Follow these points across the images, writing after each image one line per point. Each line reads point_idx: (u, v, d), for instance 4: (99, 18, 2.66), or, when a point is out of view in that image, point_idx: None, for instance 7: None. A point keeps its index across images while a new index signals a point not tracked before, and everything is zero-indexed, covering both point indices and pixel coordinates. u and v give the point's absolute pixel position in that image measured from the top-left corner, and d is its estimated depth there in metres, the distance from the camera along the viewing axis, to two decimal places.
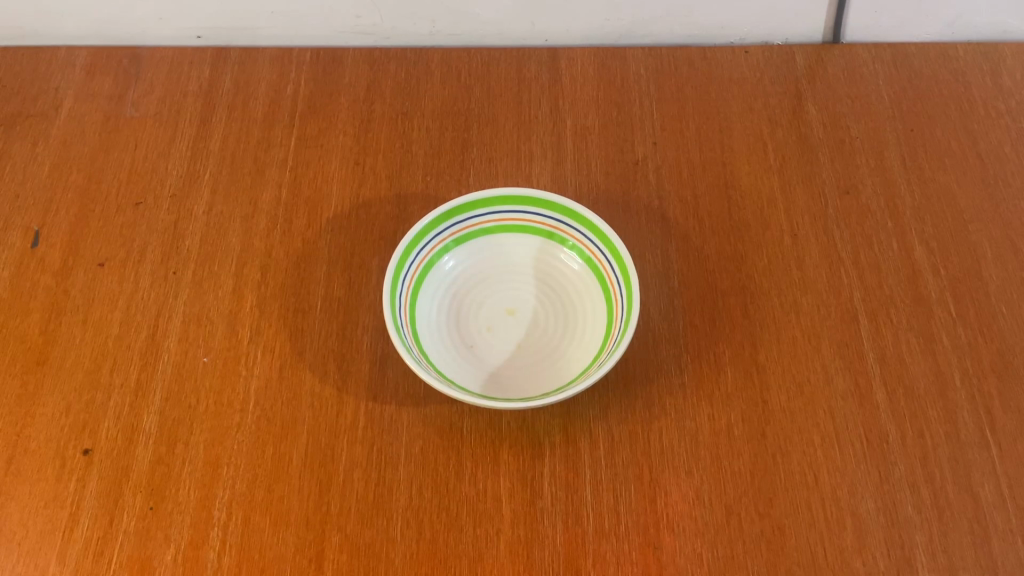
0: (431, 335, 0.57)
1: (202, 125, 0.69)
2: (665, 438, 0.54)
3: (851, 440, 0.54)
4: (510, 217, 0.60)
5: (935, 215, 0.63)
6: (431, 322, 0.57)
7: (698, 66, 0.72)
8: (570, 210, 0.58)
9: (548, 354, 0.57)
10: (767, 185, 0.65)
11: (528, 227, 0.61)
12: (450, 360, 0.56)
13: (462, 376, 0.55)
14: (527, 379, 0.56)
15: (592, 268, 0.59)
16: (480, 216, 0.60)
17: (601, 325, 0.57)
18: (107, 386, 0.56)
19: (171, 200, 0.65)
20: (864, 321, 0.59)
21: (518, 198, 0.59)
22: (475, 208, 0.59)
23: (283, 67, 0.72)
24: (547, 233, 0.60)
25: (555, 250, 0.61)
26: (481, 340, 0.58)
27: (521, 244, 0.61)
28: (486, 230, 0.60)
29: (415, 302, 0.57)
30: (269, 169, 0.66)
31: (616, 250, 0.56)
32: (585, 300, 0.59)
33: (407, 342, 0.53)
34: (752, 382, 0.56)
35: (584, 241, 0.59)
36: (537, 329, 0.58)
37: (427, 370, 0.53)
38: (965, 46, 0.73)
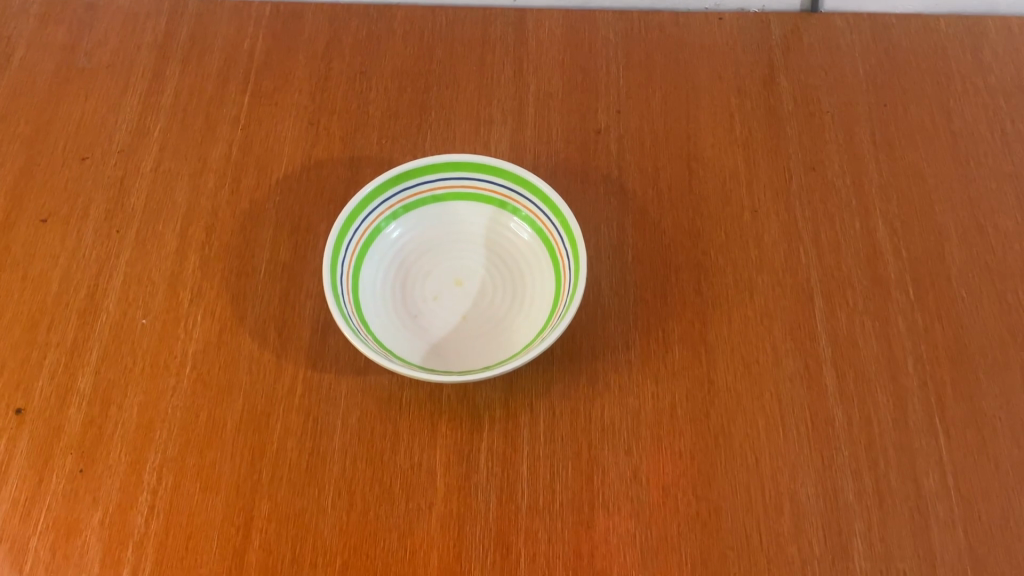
0: (374, 304, 0.55)
1: (155, 79, 0.67)
2: (606, 416, 0.53)
3: (795, 423, 0.53)
4: (461, 185, 0.59)
5: (901, 194, 0.62)
6: (375, 291, 0.56)
7: (669, 32, 0.70)
8: (521, 178, 0.57)
9: (493, 327, 0.56)
10: (731, 158, 0.63)
11: (479, 195, 0.59)
12: (391, 331, 0.55)
13: (404, 348, 0.54)
14: (470, 352, 0.55)
15: (543, 239, 0.57)
16: (430, 183, 0.58)
17: (548, 298, 0.56)
18: (44, 344, 0.56)
19: (119, 155, 0.63)
20: (819, 302, 0.57)
21: (468, 164, 0.57)
22: (425, 174, 0.58)
23: (242, 20, 0.70)
24: (500, 202, 0.59)
25: (507, 220, 0.59)
26: (426, 312, 0.56)
27: (472, 213, 0.59)
28: (436, 197, 0.59)
29: (359, 270, 0.56)
30: (221, 126, 0.64)
31: (565, 221, 0.54)
32: (534, 273, 0.57)
33: (346, 312, 0.52)
34: (699, 361, 0.55)
35: (535, 211, 0.57)
36: (484, 302, 0.57)
37: (364, 341, 0.52)
38: (949, 19, 0.70)
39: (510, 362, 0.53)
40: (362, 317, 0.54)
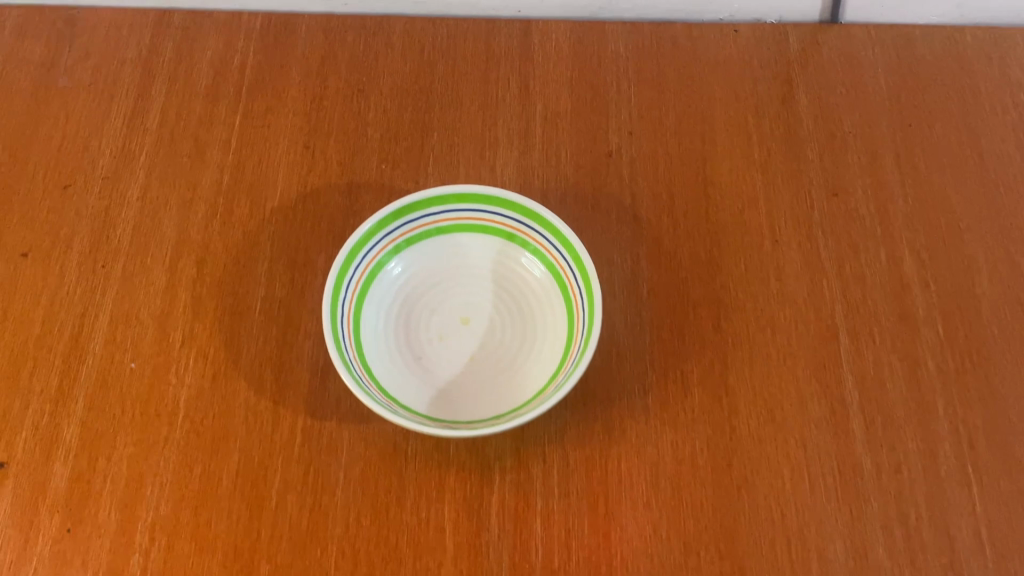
0: (376, 346, 0.52)
1: (140, 99, 0.63)
2: (623, 466, 0.51)
3: (822, 473, 0.51)
4: (467, 217, 0.55)
5: (929, 222, 0.59)
6: (378, 332, 0.53)
7: (682, 45, 0.66)
8: (532, 211, 0.53)
9: (504, 369, 0.53)
10: (748, 184, 0.60)
11: (486, 227, 0.56)
12: (395, 376, 0.52)
13: (409, 394, 0.51)
14: (479, 397, 0.52)
15: (554, 275, 0.54)
16: (435, 215, 0.55)
17: (561, 338, 0.52)
18: (27, 392, 0.52)
19: (103, 182, 0.59)
20: (845, 340, 0.55)
21: (473, 196, 0.54)
22: (428, 206, 0.54)
23: (232, 33, 0.66)
24: (508, 234, 0.56)
25: (515, 253, 0.56)
26: (432, 353, 0.53)
27: (479, 246, 0.56)
28: (441, 229, 0.56)
29: (360, 310, 0.52)
30: (211, 151, 0.61)
31: (579, 258, 0.51)
32: (546, 310, 0.54)
33: (348, 359, 0.49)
34: (720, 406, 0.53)
35: (546, 245, 0.54)
36: (493, 341, 0.54)
37: (367, 390, 0.48)
38: (975, 30, 0.67)
39: (522, 409, 0.50)
40: (365, 362, 0.51)
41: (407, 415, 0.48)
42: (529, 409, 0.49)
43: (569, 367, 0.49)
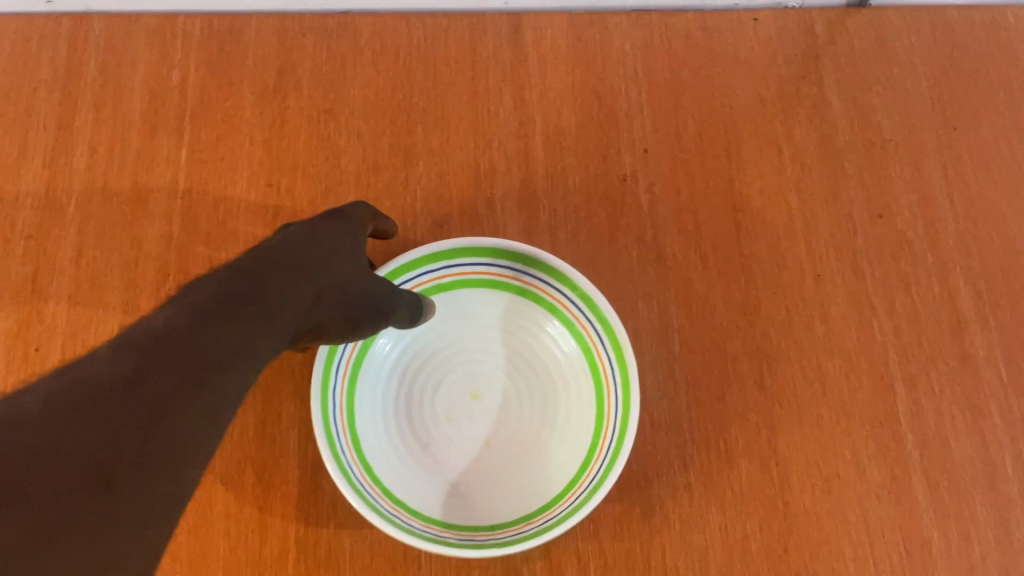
0: (375, 436, 0.44)
1: (62, 133, 0.53)
2: (669, 559, 0.45)
3: (887, 552, 0.46)
4: (471, 270, 0.47)
5: (982, 244, 0.53)
6: (376, 418, 0.45)
7: (696, 40, 0.57)
8: (550, 266, 0.46)
9: (525, 452, 0.45)
10: (783, 208, 0.53)
11: (494, 281, 0.48)
12: (400, 471, 0.44)
13: (418, 494, 0.44)
14: (498, 492, 0.44)
15: (576, 336, 0.47)
16: (435, 271, 0.47)
17: (589, 413, 0.46)
18: None
19: (27, 243, 0.50)
20: (901, 391, 0.49)
21: (479, 248, 0.46)
22: (426, 263, 0.46)
23: (166, 43, 0.55)
24: (520, 288, 0.48)
25: (529, 310, 0.48)
26: (439, 439, 0.46)
27: (486, 302, 0.48)
28: (441, 286, 0.48)
29: (354, 395, 0.44)
30: (155, 195, 0.51)
31: (609, 322, 0.44)
32: (569, 378, 0.47)
33: (348, 465, 0.41)
34: (772, 479, 0.46)
35: (566, 303, 0.47)
36: (510, 418, 0.46)
37: (374, 503, 0.41)
38: (1016, 10, 0.60)
39: (555, 508, 0.43)
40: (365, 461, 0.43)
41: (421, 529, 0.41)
42: (565, 510, 0.42)
43: (606, 456, 0.42)
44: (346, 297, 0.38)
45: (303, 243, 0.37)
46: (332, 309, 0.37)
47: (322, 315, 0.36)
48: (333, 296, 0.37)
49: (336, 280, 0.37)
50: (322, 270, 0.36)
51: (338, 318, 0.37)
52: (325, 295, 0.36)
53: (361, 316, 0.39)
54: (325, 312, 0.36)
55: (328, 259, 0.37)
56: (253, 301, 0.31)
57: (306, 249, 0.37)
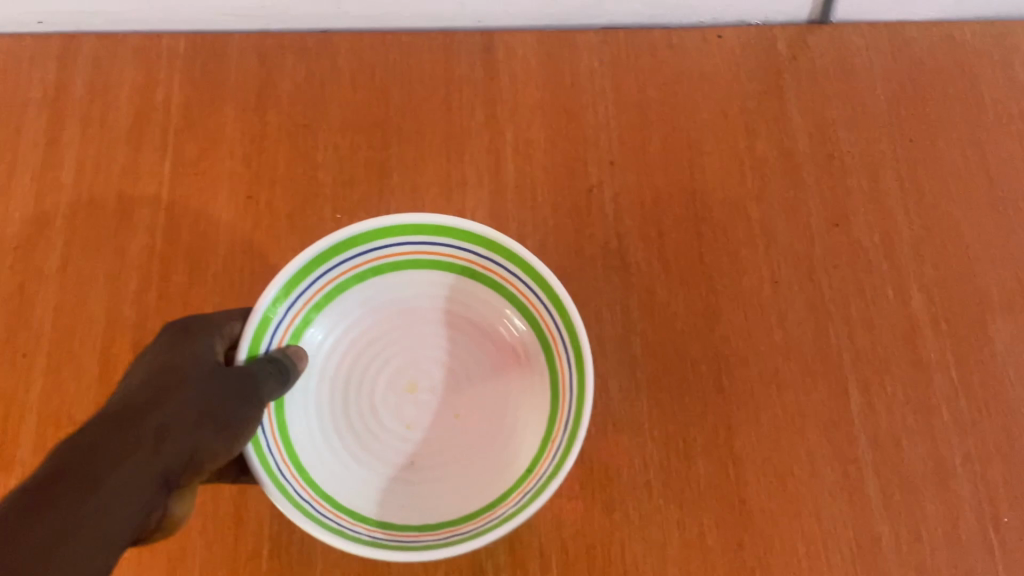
0: (359, 497, 0.44)
1: (51, 148, 0.55)
2: (628, 554, 0.47)
3: (839, 546, 0.47)
4: (315, 291, 0.45)
5: (937, 252, 0.54)
6: (350, 487, 0.44)
7: (663, 57, 0.60)
8: (383, 231, 0.44)
9: (494, 408, 0.46)
10: (744, 217, 0.55)
11: (343, 285, 0.46)
12: (411, 507, 0.44)
13: (434, 502, 0.44)
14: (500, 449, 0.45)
15: (460, 269, 0.47)
16: (294, 310, 0.44)
17: (524, 337, 0.47)
18: None
19: (16, 254, 0.52)
20: (856, 393, 0.51)
21: (308, 267, 0.43)
22: (274, 323, 0.42)
23: (151, 62, 0.58)
24: (368, 272, 0.47)
25: (386, 280, 0.47)
26: (416, 448, 0.46)
27: (347, 301, 0.47)
28: (301, 325, 0.45)
29: (313, 480, 0.43)
30: (140, 209, 0.53)
31: (476, 233, 0.45)
32: (491, 320, 0.48)
33: (365, 536, 0.40)
34: (728, 477, 0.48)
35: (415, 249, 0.46)
36: (455, 385, 0.47)
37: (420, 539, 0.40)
38: (974, 26, 0.61)
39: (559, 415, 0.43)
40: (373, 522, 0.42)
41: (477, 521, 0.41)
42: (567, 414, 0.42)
43: (564, 340, 0.43)
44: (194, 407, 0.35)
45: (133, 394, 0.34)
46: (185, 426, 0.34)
47: (171, 444, 0.33)
48: (172, 423, 0.33)
49: (168, 407, 0.34)
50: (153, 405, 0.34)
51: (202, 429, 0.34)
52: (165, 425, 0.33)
53: (234, 417, 0.36)
54: (173, 439, 0.33)
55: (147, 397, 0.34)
56: (61, 488, 0.28)
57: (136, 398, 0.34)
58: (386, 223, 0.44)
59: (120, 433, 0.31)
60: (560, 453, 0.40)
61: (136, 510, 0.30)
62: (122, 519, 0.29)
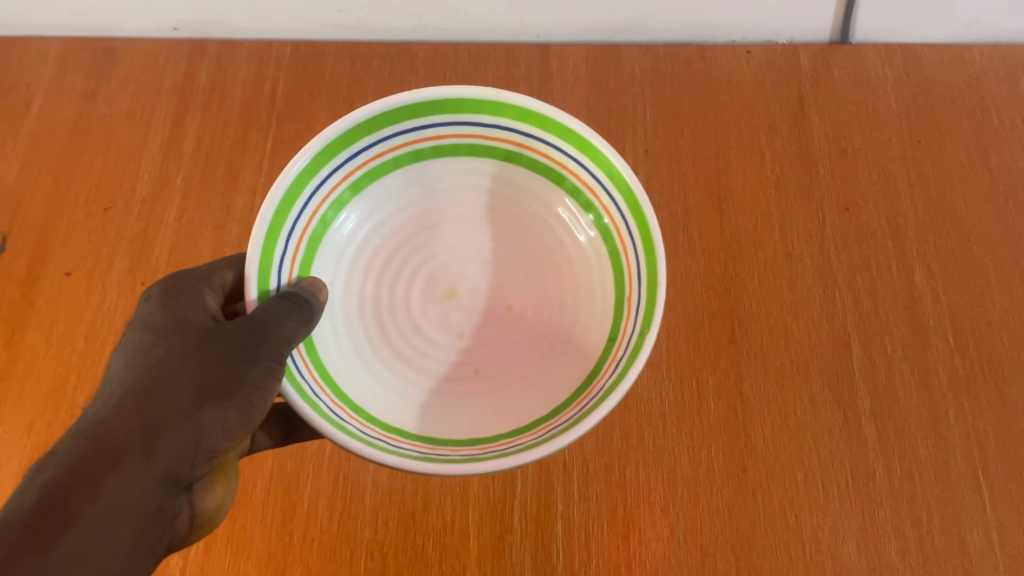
0: (428, 426, 0.42)
1: (176, 126, 0.66)
2: (642, 472, 0.53)
3: (836, 478, 0.52)
4: (309, 218, 0.44)
5: (940, 236, 0.60)
6: (413, 413, 0.43)
7: (697, 67, 0.68)
8: (401, 110, 0.44)
9: (549, 301, 0.47)
10: (763, 200, 0.62)
11: (368, 174, 0.46)
12: (491, 409, 0.43)
13: (508, 407, 0.43)
14: (572, 342, 0.45)
15: (466, 152, 0.47)
16: (315, 197, 0.43)
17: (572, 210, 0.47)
18: (71, 404, 0.55)
19: (142, 206, 0.62)
20: (857, 350, 0.56)
21: (325, 152, 0.43)
22: (275, 259, 0.41)
23: (262, 62, 0.69)
24: (395, 162, 0.47)
25: (417, 169, 0.48)
26: (475, 353, 0.46)
27: (379, 191, 0.47)
28: (325, 216, 0.45)
29: (373, 416, 0.41)
30: (244, 174, 0.64)
31: (471, 99, 0.44)
32: (532, 207, 0.48)
33: (461, 456, 0.38)
34: (736, 413, 0.54)
35: (437, 134, 0.46)
36: (508, 287, 0.47)
37: (516, 445, 0.39)
38: (983, 48, 0.68)
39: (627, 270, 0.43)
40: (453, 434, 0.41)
41: (575, 407, 0.40)
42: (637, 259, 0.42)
43: (616, 201, 0.44)
44: (189, 390, 0.39)
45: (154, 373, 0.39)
46: (180, 417, 0.39)
47: (164, 442, 0.38)
48: (184, 409, 0.39)
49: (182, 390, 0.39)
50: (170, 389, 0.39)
51: (201, 413, 0.39)
52: (161, 423, 0.38)
53: (240, 378, 0.39)
54: (165, 435, 0.38)
55: (141, 393, 0.39)
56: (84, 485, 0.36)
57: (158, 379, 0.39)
58: (366, 115, 0.43)
59: (130, 434, 0.38)
60: (644, 309, 0.40)
61: (143, 514, 0.37)
62: (129, 524, 0.37)
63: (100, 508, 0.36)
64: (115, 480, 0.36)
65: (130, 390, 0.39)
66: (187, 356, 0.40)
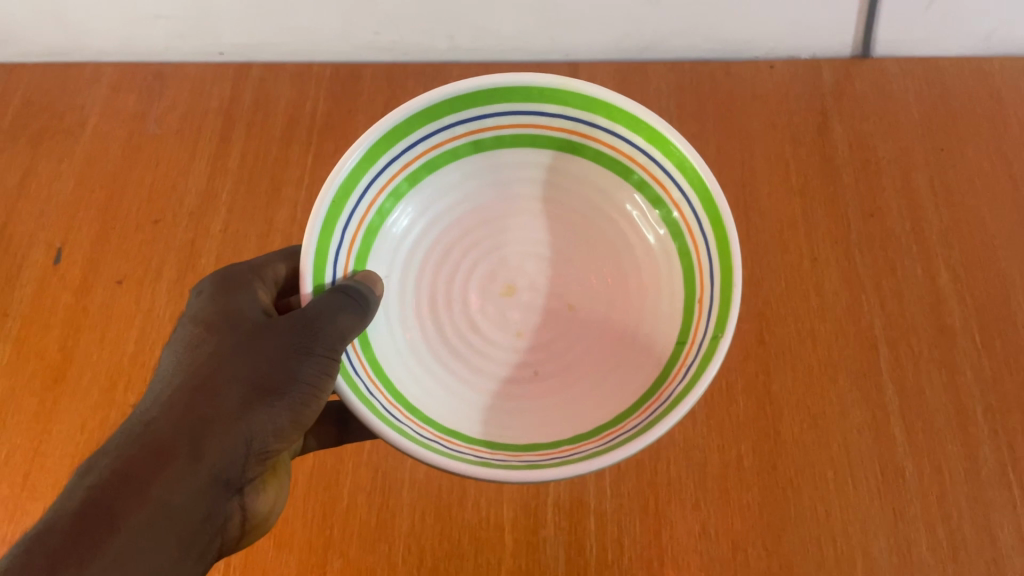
0: (488, 428, 0.43)
1: (222, 143, 0.69)
2: (673, 468, 0.54)
3: (865, 475, 0.53)
4: (366, 209, 0.45)
5: (964, 240, 0.61)
6: (471, 416, 0.44)
7: (721, 81, 0.70)
8: (462, 98, 0.45)
9: (610, 302, 0.48)
10: (788, 207, 0.63)
11: (428, 163, 0.48)
12: (551, 412, 0.44)
13: (571, 410, 0.44)
14: (635, 345, 0.46)
15: (529, 143, 0.49)
16: (371, 193, 0.45)
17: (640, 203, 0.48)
18: (122, 404, 0.57)
19: (189, 218, 0.65)
20: (884, 350, 0.57)
21: (382, 145, 0.44)
22: (330, 250, 0.42)
23: (304, 83, 0.72)
24: (454, 151, 0.48)
25: (478, 159, 0.49)
26: (535, 353, 0.47)
27: (438, 181, 0.49)
28: (381, 209, 0.47)
29: (431, 419, 0.42)
30: (286, 188, 0.66)
31: (535, 87, 0.45)
32: (594, 206, 0.50)
33: (523, 461, 0.39)
34: (765, 413, 0.55)
35: (497, 123, 0.47)
36: (567, 289, 0.49)
37: (582, 451, 0.39)
38: (1003, 61, 0.69)
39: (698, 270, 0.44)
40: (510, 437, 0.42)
41: (643, 414, 0.40)
42: (711, 259, 0.42)
43: (686, 191, 0.44)
44: (239, 391, 0.39)
45: (198, 377, 0.40)
46: (231, 417, 0.39)
47: (212, 444, 0.38)
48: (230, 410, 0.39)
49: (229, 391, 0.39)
50: (215, 390, 0.39)
51: (250, 412, 0.39)
52: (210, 424, 0.38)
53: (292, 375, 0.40)
54: (214, 437, 0.38)
55: (191, 394, 0.39)
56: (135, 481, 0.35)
57: (203, 381, 0.39)
58: (428, 102, 0.44)
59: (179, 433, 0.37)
60: (717, 311, 0.40)
61: (192, 518, 0.37)
62: (175, 531, 0.36)
63: (149, 513, 0.35)
64: (163, 486, 0.36)
65: (178, 392, 0.39)
66: (237, 357, 0.40)
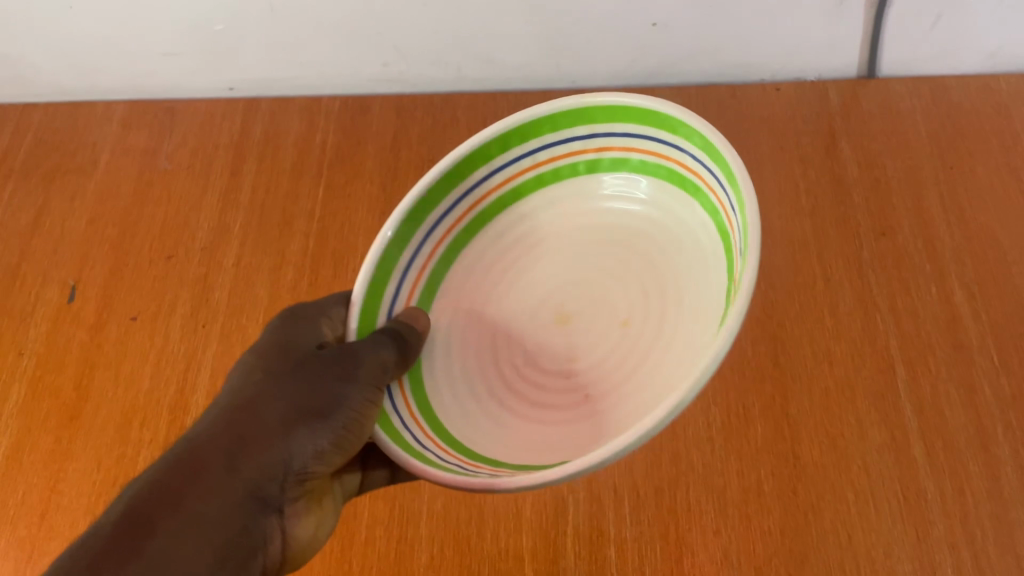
0: (545, 456, 0.44)
1: (233, 178, 0.70)
2: (692, 495, 0.53)
3: (886, 497, 0.52)
4: (424, 260, 0.50)
5: (977, 258, 0.61)
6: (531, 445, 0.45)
7: (728, 105, 0.71)
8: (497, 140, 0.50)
9: (657, 313, 0.48)
10: (799, 229, 0.64)
11: (482, 212, 0.52)
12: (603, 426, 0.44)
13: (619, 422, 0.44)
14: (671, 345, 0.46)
15: (571, 173, 0.53)
16: (429, 242, 0.50)
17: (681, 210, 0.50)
18: (137, 441, 0.57)
19: (202, 253, 0.66)
20: (901, 370, 0.57)
21: (431, 197, 0.49)
22: (384, 296, 0.47)
23: (313, 117, 0.73)
24: (504, 198, 0.53)
25: (530, 205, 0.54)
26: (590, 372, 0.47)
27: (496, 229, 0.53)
28: (443, 258, 0.51)
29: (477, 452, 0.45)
30: (298, 221, 0.67)
31: (560, 113, 0.50)
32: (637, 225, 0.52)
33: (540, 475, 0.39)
34: (783, 437, 0.55)
35: (537, 161, 0.52)
36: (616, 308, 0.49)
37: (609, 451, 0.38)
38: (1009, 78, 0.69)
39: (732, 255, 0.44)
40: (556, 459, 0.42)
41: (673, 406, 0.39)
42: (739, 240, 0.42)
43: (711, 171, 0.45)
44: (280, 413, 0.41)
45: (244, 399, 0.42)
46: (275, 436, 0.40)
47: (250, 461, 0.39)
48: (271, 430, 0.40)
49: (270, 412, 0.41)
50: (258, 411, 0.41)
51: (290, 434, 0.41)
52: (250, 441, 0.40)
53: (335, 401, 0.41)
54: (255, 453, 0.40)
55: (237, 412, 0.41)
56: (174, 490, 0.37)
57: (246, 403, 0.41)
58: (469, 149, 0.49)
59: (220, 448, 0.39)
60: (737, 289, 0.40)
61: (227, 530, 0.38)
62: (210, 539, 0.37)
63: (183, 518, 0.37)
64: (197, 497, 0.37)
65: (223, 413, 0.41)
66: (281, 382, 0.42)
